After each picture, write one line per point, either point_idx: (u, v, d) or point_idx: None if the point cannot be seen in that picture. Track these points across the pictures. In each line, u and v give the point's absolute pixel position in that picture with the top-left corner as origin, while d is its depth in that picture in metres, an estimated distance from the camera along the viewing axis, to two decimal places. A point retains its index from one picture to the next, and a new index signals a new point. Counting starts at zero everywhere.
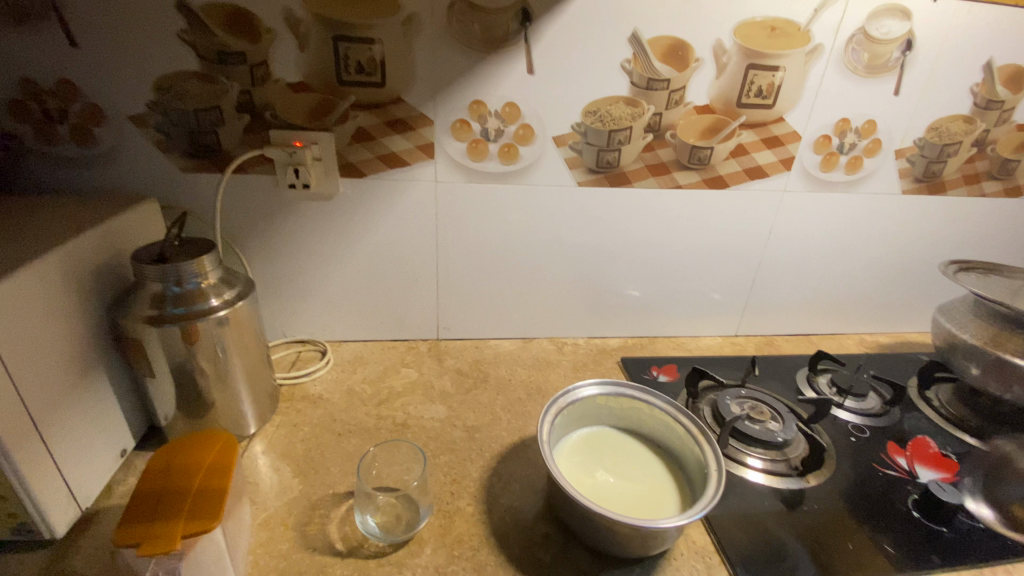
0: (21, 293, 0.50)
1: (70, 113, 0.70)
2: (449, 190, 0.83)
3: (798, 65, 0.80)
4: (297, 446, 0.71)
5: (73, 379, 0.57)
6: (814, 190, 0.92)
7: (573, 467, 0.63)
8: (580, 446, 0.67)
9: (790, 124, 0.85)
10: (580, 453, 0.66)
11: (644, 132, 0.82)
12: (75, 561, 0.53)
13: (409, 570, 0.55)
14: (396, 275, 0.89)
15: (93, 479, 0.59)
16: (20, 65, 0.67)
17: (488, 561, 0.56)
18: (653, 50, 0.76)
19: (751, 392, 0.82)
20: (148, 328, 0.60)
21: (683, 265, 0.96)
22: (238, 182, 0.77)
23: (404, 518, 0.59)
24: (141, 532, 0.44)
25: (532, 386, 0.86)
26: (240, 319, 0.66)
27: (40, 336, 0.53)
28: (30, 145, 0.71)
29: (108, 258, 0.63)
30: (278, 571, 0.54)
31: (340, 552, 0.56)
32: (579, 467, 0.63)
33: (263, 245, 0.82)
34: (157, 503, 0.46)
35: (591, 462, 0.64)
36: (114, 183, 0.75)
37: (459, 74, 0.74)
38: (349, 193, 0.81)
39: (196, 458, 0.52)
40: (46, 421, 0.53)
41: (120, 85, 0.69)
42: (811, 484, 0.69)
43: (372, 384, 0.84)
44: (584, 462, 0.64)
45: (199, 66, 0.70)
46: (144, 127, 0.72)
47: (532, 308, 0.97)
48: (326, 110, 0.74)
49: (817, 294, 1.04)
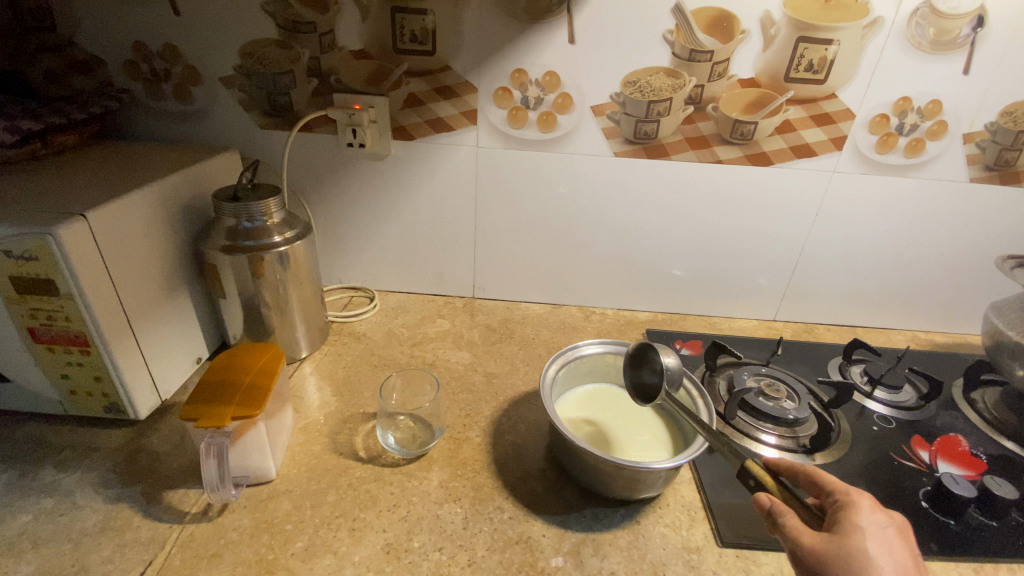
0: (126, 215, 0.63)
1: (172, 73, 0.83)
2: (489, 155, 0.88)
3: (854, 39, 0.77)
4: (338, 371, 0.81)
5: (162, 292, 0.69)
6: (867, 173, 0.88)
7: (573, 419, 0.67)
8: (584, 400, 0.71)
9: (843, 102, 0.82)
10: (583, 405, 0.70)
11: (684, 104, 0.83)
12: (151, 439, 0.67)
13: (417, 480, 0.62)
14: (439, 234, 0.96)
15: (172, 376, 0.72)
16: (137, 31, 0.80)
17: (486, 483, 0.63)
18: (696, 21, 0.76)
19: (771, 370, 0.82)
20: (222, 255, 0.71)
21: (720, 243, 0.96)
22: (305, 139, 0.87)
23: (418, 437, 0.67)
24: (199, 410, 0.54)
25: (554, 345, 0.91)
26: (297, 256, 0.76)
27: (137, 252, 0.65)
28: (141, 100, 0.86)
29: (194, 195, 0.75)
30: (310, 465, 0.63)
31: (362, 458, 0.65)
32: (580, 416, 0.68)
33: (324, 198, 0.93)
34: (216, 391, 0.57)
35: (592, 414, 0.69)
36: (204, 135, 0.88)
37: (503, 44, 0.79)
38: (399, 154, 0.88)
39: (250, 361, 0.62)
40: (138, 322, 0.65)
41: (212, 49, 0.81)
42: (818, 463, 0.69)
43: (409, 329, 0.93)
44: (587, 413, 0.69)
45: (277, 33, 0.79)
46: (230, 86, 0.84)
47: (565, 276, 1.01)
48: (382, 76, 0.82)
49: (866, 284, 0.99)
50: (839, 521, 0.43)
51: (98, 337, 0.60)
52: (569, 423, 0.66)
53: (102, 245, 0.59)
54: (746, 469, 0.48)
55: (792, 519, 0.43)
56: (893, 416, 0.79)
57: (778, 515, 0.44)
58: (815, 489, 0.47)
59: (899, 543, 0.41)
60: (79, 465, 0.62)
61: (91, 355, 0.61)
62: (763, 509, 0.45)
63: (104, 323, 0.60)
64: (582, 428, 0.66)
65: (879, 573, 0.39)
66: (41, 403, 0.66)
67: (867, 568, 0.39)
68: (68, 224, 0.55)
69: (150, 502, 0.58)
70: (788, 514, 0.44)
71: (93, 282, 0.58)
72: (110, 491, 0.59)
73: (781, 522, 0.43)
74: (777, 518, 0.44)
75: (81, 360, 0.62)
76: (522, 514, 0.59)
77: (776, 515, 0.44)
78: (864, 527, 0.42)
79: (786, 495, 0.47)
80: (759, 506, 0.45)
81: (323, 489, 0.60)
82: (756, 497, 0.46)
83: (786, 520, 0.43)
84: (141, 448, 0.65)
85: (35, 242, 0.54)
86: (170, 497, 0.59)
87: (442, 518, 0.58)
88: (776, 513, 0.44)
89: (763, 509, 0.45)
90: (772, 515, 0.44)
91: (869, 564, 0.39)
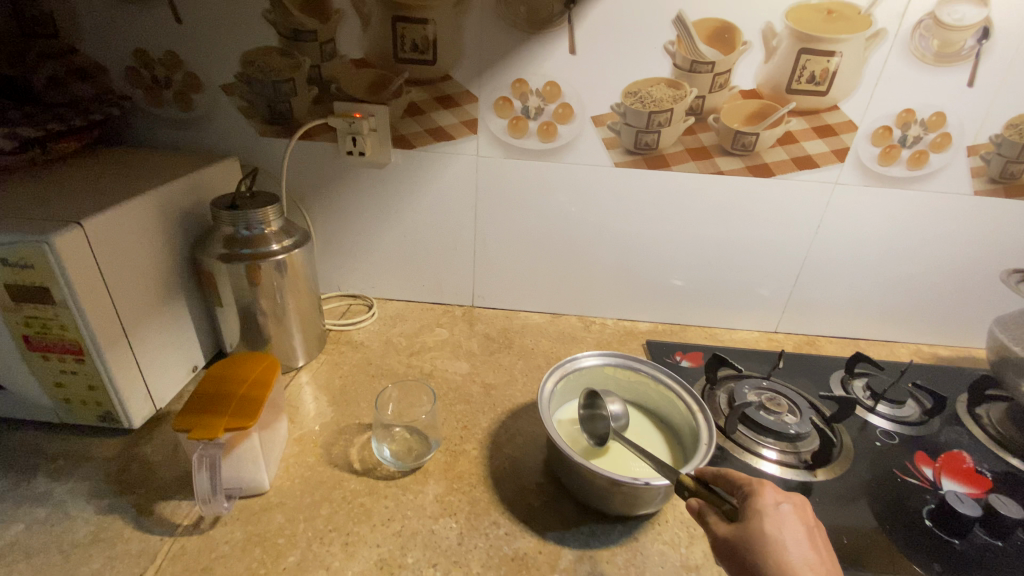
0: (123, 223, 0.62)
1: (173, 80, 0.83)
2: (489, 164, 0.88)
3: (857, 51, 0.77)
4: (335, 381, 0.80)
5: (158, 301, 0.69)
6: (870, 184, 0.87)
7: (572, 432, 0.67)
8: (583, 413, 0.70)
9: (845, 113, 0.81)
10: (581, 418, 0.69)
11: (685, 115, 0.82)
12: (145, 448, 0.66)
13: (412, 493, 0.62)
14: (438, 242, 0.96)
15: (168, 385, 0.71)
16: (139, 39, 0.81)
17: (482, 497, 0.62)
18: (698, 32, 0.76)
19: (772, 384, 0.81)
20: (220, 264, 0.70)
21: (721, 254, 0.95)
22: (305, 147, 0.87)
23: (413, 450, 0.67)
24: (191, 421, 0.54)
25: (553, 356, 0.90)
26: (295, 264, 0.75)
27: (134, 260, 0.64)
28: (142, 107, 0.86)
29: (192, 203, 0.75)
30: (304, 477, 0.63)
31: (357, 470, 0.64)
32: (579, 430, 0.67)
33: (324, 206, 0.93)
34: (209, 402, 0.56)
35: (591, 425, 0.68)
36: (204, 142, 0.88)
37: (504, 54, 0.79)
38: (399, 163, 0.88)
39: (245, 371, 0.61)
40: (133, 331, 0.65)
41: (214, 57, 0.81)
42: (819, 479, 0.68)
43: (407, 338, 0.92)
44: (586, 426, 0.68)
45: (278, 42, 0.79)
46: (231, 94, 0.84)
47: (565, 286, 1.00)
48: (383, 85, 0.82)
49: (869, 296, 0.98)
50: (744, 508, 0.47)
51: (93, 345, 0.60)
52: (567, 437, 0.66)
53: (98, 254, 0.59)
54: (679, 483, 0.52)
55: (715, 517, 0.48)
56: (896, 431, 0.78)
57: (705, 515, 0.49)
58: (729, 483, 0.51)
59: (796, 520, 0.45)
60: (72, 475, 0.62)
61: (86, 364, 0.61)
62: (694, 511, 0.50)
63: (99, 332, 0.60)
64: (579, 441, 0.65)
65: (781, 550, 0.43)
66: (35, 411, 0.66)
67: (770, 546, 0.44)
68: (65, 232, 0.55)
69: (141, 514, 0.57)
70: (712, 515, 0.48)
71: (88, 290, 0.58)
72: (102, 501, 0.59)
73: (708, 520, 0.48)
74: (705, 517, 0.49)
75: (75, 368, 0.61)
76: (518, 530, 0.58)
77: (702, 513, 0.49)
78: (763, 510, 0.46)
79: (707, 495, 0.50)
80: (690, 509, 0.50)
81: (317, 502, 0.60)
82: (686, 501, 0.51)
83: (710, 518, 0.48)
84: (134, 458, 0.64)
85: (31, 250, 0.54)
86: (161, 509, 0.58)
87: (436, 533, 0.57)
88: (703, 514, 0.49)
89: (692, 512, 0.50)
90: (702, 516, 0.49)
91: (770, 544, 0.44)
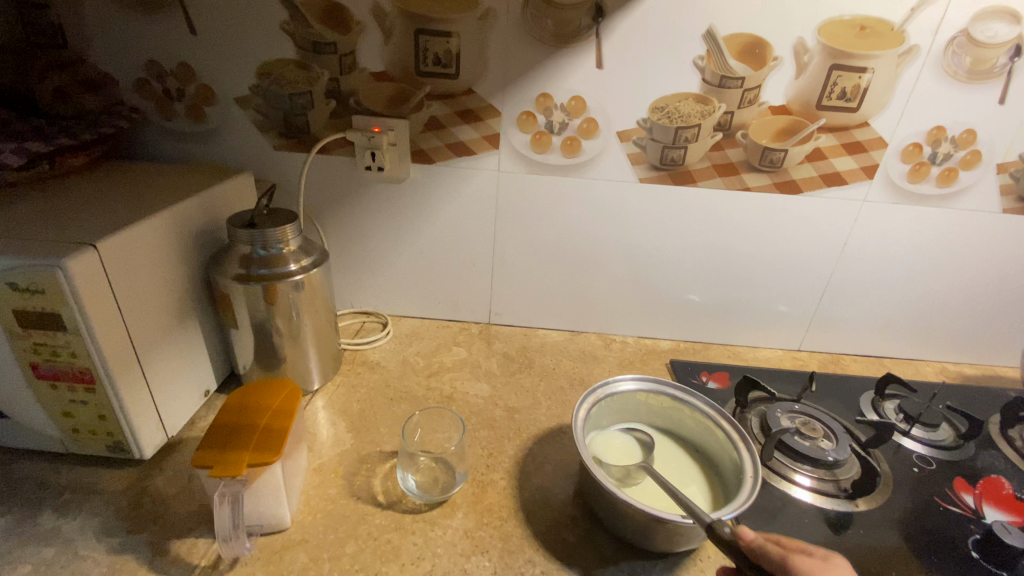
0: (138, 244, 0.59)
1: (186, 92, 0.81)
2: (511, 180, 0.86)
3: (889, 67, 0.75)
4: (353, 405, 0.77)
5: (171, 324, 0.66)
6: (898, 202, 0.86)
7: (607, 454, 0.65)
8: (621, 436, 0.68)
9: (875, 130, 0.80)
10: (619, 443, 0.67)
11: (713, 131, 0.81)
12: (157, 480, 0.63)
13: (440, 529, 0.59)
14: (455, 259, 0.93)
15: (180, 411, 0.68)
16: (151, 49, 0.78)
17: (515, 532, 0.59)
18: (728, 47, 0.75)
19: (804, 407, 0.79)
20: (236, 284, 0.67)
21: (744, 271, 0.93)
22: (322, 162, 0.84)
23: (440, 481, 0.64)
24: (212, 457, 0.51)
25: (576, 377, 0.88)
26: (314, 284, 0.73)
27: (148, 283, 0.61)
28: (152, 119, 0.83)
29: (207, 221, 0.72)
30: (326, 511, 0.60)
31: (381, 503, 0.61)
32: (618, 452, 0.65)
33: (339, 222, 0.90)
34: (230, 435, 0.53)
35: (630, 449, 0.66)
36: (217, 156, 0.85)
37: (529, 68, 0.77)
38: (418, 178, 0.86)
39: (266, 401, 0.58)
40: (146, 356, 0.62)
41: (229, 69, 0.79)
42: (860, 509, 0.66)
43: (424, 358, 0.89)
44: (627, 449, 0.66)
45: (296, 54, 0.77)
46: (245, 107, 0.81)
47: (585, 304, 0.98)
48: (403, 98, 0.80)
49: (894, 315, 0.97)
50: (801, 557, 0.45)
51: (105, 374, 0.57)
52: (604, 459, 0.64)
53: (112, 277, 0.56)
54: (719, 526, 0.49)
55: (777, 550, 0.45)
56: (932, 456, 0.76)
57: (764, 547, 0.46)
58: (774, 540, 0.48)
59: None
60: (80, 510, 0.58)
61: (97, 393, 0.58)
62: (748, 541, 0.46)
63: (111, 359, 0.56)
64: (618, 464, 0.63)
65: None
66: (40, 440, 0.62)
67: None
68: (78, 255, 0.52)
69: (156, 553, 0.54)
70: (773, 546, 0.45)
71: (102, 317, 0.55)
72: (113, 539, 0.55)
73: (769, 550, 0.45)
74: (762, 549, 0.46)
75: (85, 398, 0.58)
76: (555, 568, 0.55)
77: (761, 545, 0.46)
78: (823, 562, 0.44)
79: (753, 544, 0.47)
80: (744, 538, 0.47)
81: (342, 539, 0.57)
82: (739, 530, 0.47)
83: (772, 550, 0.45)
84: (146, 490, 0.61)
85: (44, 275, 0.51)
86: (177, 548, 0.55)
87: (469, 573, 0.54)
88: (762, 545, 0.46)
89: (749, 541, 0.46)
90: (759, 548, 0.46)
91: None
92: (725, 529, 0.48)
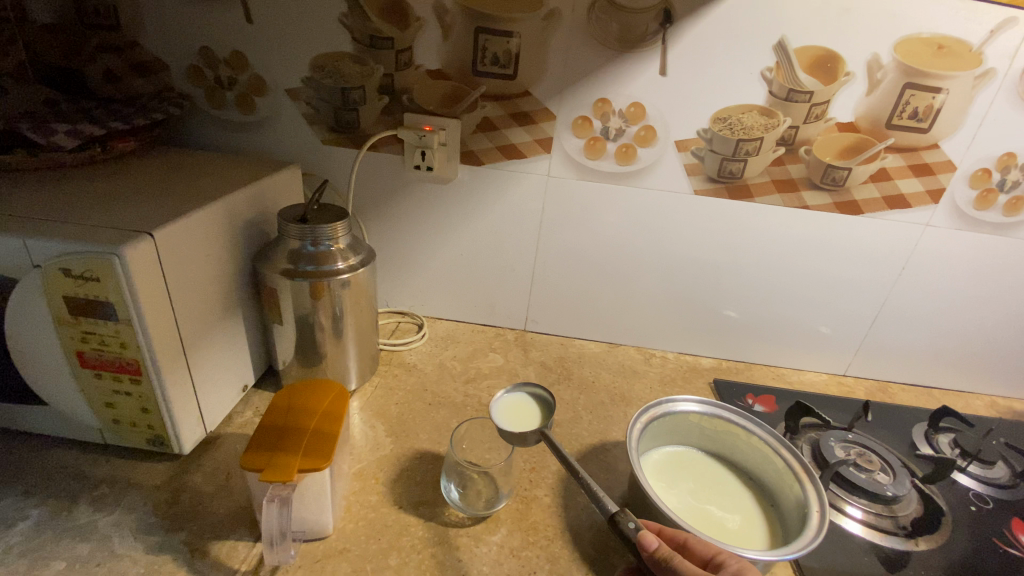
0: (191, 234, 0.58)
1: (237, 81, 0.80)
2: (561, 186, 0.83)
3: (964, 89, 0.72)
4: (391, 408, 0.75)
5: (218, 317, 0.64)
6: (962, 229, 0.82)
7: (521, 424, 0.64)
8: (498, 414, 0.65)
9: (945, 152, 0.77)
10: (517, 424, 0.64)
11: (775, 145, 0.78)
12: (195, 477, 0.61)
13: (484, 545, 0.57)
14: (496, 264, 0.91)
15: (219, 406, 0.67)
16: (205, 36, 0.77)
17: (562, 554, 0.57)
18: (798, 60, 0.72)
19: (858, 437, 0.75)
20: (283, 279, 0.66)
21: (793, 290, 0.90)
22: (371, 159, 0.83)
23: (482, 497, 0.60)
24: (262, 460, 0.49)
25: (616, 393, 0.85)
26: (359, 283, 0.71)
27: (198, 274, 0.60)
28: (201, 107, 0.82)
29: (256, 213, 0.70)
30: (368, 520, 0.58)
31: (424, 514, 0.59)
32: (525, 419, 0.65)
33: (382, 219, 0.88)
34: (279, 437, 0.52)
35: (521, 413, 0.66)
36: (264, 147, 0.84)
37: (589, 72, 0.75)
38: (466, 179, 0.84)
39: (314, 402, 0.57)
40: (192, 349, 0.60)
41: (283, 60, 0.77)
42: (919, 548, 0.62)
43: (461, 363, 0.87)
44: (518, 415, 0.66)
45: (352, 47, 0.76)
46: (296, 99, 0.80)
47: (625, 316, 0.95)
48: (457, 97, 0.78)
49: (947, 344, 0.93)
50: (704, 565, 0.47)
51: (152, 366, 0.55)
52: (546, 421, 0.65)
53: (166, 267, 0.55)
54: (621, 517, 0.50)
55: (680, 559, 0.45)
56: (988, 493, 0.72)
57: (666, 556, 0.46)
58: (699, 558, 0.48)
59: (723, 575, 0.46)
60: (117, 505, 0.57)
61: (142, 384, 0.56)
62: (650, 550, 0.46)
63: (159, 350, 0.55)
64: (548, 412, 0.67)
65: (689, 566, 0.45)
66: (78, 430, 0.61)
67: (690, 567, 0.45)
68: (136, 243, 0.50)
69: (195, 555, 0.52)
70: (676, 556, 0.46)
71: (154, 307, 0.53)
72: (151, 538, 0.54)
73: (670, 560, 0.45)
74: (663, 558, 0.46)
75: (129, 389, 0.57)
76: None
77: (663, 556, 0.46)
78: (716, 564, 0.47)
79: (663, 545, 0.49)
80: (645, 548, 0.47)
81: (385, 550, 0.55)
82: (643, 538, 0.47)
83: (673, 559, 0.45)
84: (185, 487, 0.59)
85: (100, 261, 0.49)
86: (217, 551, 0.53)
87: None
88: (664, 556, 0.46)
89: (650, 552, 0.46)
90: (660, 557, 0.46)
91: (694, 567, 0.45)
92: (628, 527, 0.49)
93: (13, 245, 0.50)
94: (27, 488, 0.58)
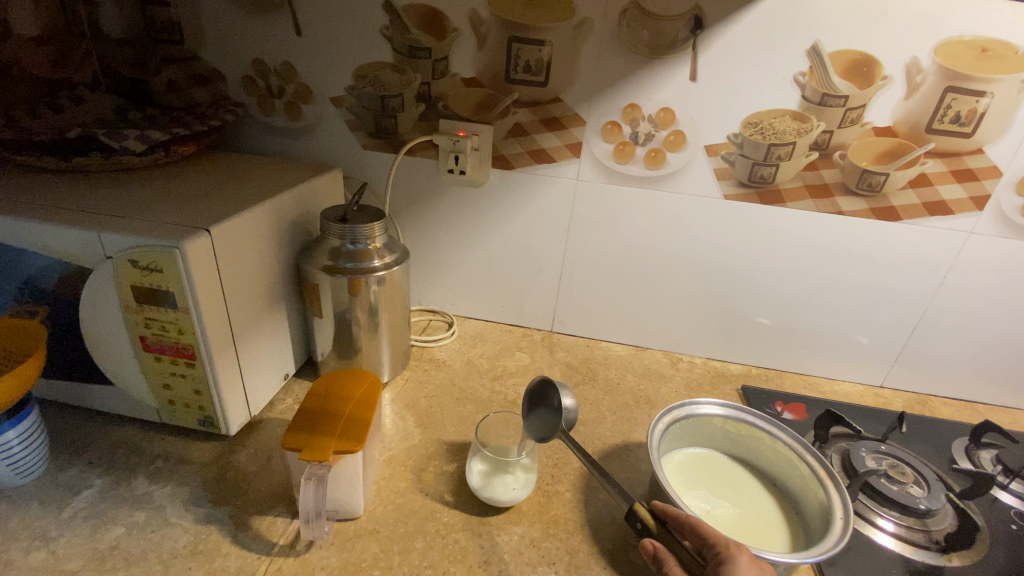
0: (242, 230, 0.63)
1: (286, 90, 0.85)
2: (590, 189, 0.85)
3: (1011, 92, 0.70)
4: (421, 401, 0.79)
5: (263, 309, 0.69)
6: (1008, 236, 0.79)
7: (546, 424, 0.67)
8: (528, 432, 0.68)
9: (990, 158, 0.74)
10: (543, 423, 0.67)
11: (808, 150, 0.77)
12: (240, 456, 0.66)
13: (504, 535, 0.59)
14: (524, 265, 0.93)
15: (263, 392, 0.71)
16: (259, 49, 0.82)
17: (581, 548, 0.58)
18: (833, 64, 0.72)
19: (891, 448, 0.73)
20: (324, 275, 0.70)
21: (825, 297, 0.88)
22: (408, 163, 0.87)
23: (518, 481, 0.61)
24: (301, 441, 0.53)
25: (641, 395, 0.86)
26: (393, 280, 0.74)
27: (247, 268, 0.65)
28: (252, 114, 0.88)
29: (300, 214, 0.75)
30: (396, 504, 0.61)
31: (449, 502, 0.62)
32: (542, 419, 0.68)
33: (416, 220, 0.92)
34: (318, 420, 0.56)
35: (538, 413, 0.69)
36: (310, 151, 0.89)
37: (619, 79, 0.76)
38: (497, 182, 0.87)
39: (350, 390, 0.60)
40: (240, 338, 0.65)
41: (328, 69, 0.82)
42: (953, 564, 0.60)
43: (489, 360, 0.90)
44: (538, 418, 0.68)
45: (392, 57, 0.80)
46: (339, 107, 0.85)
47: (652, 320, 0.95)
48: (490, 104, 0.81)
49: (992, 357, 0.89)
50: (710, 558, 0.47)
51: (206, 351, 0.60)
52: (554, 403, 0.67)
53: (220, 261, 0.59)
54: (633, 512, 0.51)
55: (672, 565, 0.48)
56: None
57: (661, 559, 0.49)
58: (699, 540, 0.49)
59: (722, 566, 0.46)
60: (170, 479, 0.62)
61: (196, 368, 0.61)
62: (649, 554, 0.50)
63: (212, 337, 0.60)
64: (549, 389, 0.68)
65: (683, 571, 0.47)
66: (138, 410, 0.67)
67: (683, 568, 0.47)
68: (194, 238, 0.55)
69: (238, 527, 0.57)
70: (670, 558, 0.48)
71: (208, 296, 0.58)
72: (199, 510, 0.58)
73: (663, 566, 0.48)
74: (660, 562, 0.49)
75: (184, 372, 0.62)
76: None
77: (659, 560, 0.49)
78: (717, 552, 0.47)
79: (668, 538, 0.50)
80: (646, 553, 0.50)
81: (411, 533, 0.58)
82: (642, 544, 0.50)
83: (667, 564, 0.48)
84: (230, 466, 0.64)
85: (163, 254, 0.55)
86: (258, 524, 0.57)
87: None
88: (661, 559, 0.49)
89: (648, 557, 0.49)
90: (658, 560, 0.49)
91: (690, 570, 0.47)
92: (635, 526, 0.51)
93: (90, 238, 0.56)
94: (92, 460, 0.63)
